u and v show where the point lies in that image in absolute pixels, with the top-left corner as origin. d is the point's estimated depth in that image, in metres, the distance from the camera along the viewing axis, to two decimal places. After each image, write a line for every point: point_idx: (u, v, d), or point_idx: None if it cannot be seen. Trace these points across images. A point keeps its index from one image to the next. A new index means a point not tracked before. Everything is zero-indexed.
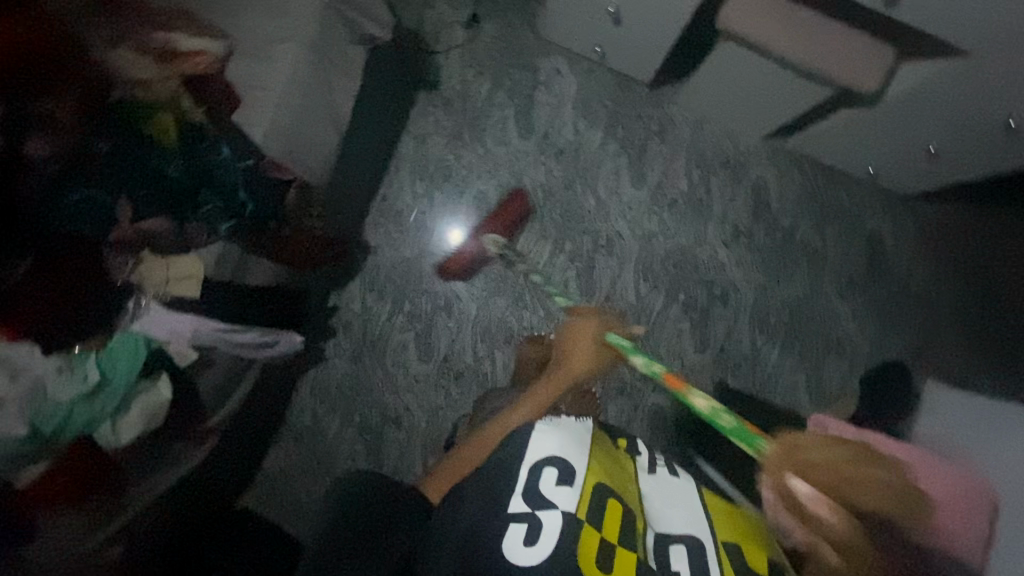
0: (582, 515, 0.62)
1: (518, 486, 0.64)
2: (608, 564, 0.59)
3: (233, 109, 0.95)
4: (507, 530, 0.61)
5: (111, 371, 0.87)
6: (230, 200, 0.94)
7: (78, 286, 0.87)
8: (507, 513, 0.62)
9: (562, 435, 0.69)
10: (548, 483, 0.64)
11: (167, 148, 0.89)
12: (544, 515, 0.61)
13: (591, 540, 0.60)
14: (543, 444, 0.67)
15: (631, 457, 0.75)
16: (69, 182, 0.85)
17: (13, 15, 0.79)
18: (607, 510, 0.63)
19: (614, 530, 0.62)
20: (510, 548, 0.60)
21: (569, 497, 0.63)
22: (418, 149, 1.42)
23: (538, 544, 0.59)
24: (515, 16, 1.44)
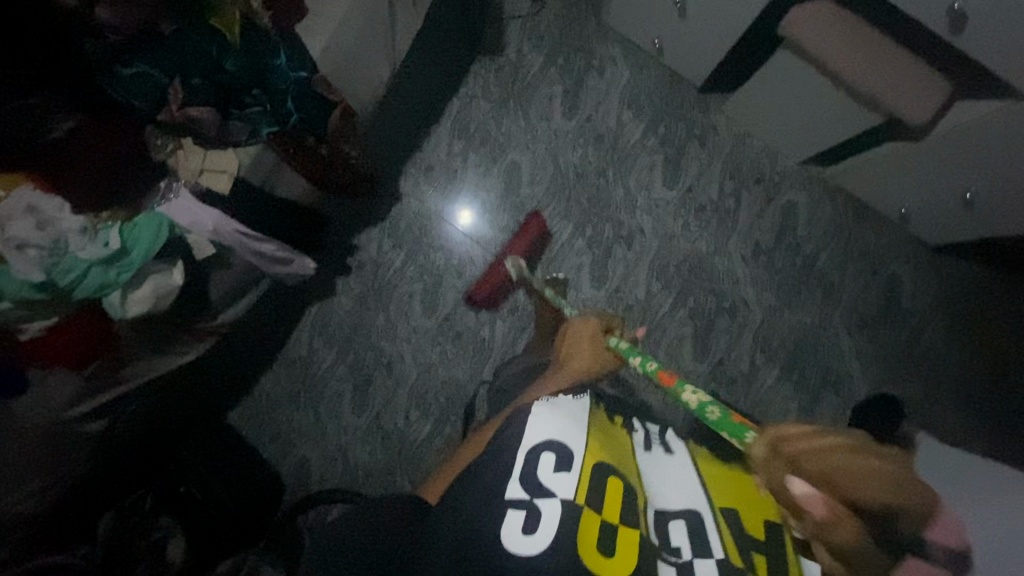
0: (582, 500, 0.66)
1: (517, 471, 0.67)
2: (611, 548, 0.63)
3: (296, 19, 0.97)
4: (505, 517, 0.63)
5: (132, 244, 0.88)
6: (278, 108, 0.96)
7: (118, 154, 0.89)
8: (506, 499, 0.65)
9: (559, 421, 0.73)
10: (547, 470, 0.68)
11: (229, 45, 0.90)
12: (543, 500, 0.65)
13: (591, 522, 0.64)
14: (541, 428, 0.71)
15: (629, 436, 0.83)
16: (129, 52, 0.86)
17: None
18: (608, 489, 0.68)
19: (615, 510, 0.66)
20: (510, 536, 0.62)
21: (570, 482, 0.67)
22: (462, 109, 1.44)
23: (538, 533, 0.62)
24: None
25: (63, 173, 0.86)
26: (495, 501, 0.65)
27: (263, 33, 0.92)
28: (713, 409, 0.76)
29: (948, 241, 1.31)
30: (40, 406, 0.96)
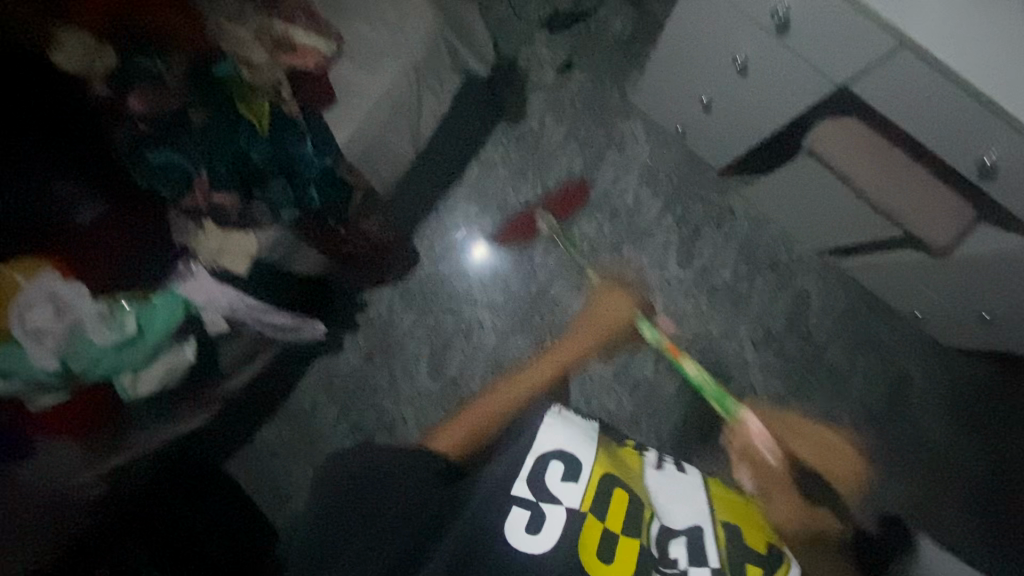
0: (586, 508, 0.60)
1: (524, 472, 0.62)
2: (610, 552, 0.57)
3: (324, 106, 0.97)
4: (508, 517, 0.59)
5: (147, 326, 0.89)
6: (301, 194, 0.97)
7: (141, 235, 0.90)
8: (511, 496, 0.60)
9: (568, 430, 0.66)
10: (554, 477, 0.62)
11: (258, 135, 0.92)
12: (548, 505, 0.60)
13: (593, 530, 0.59)
14: (553, 434, 0.65)
15: (638, 452, 0.72)
16: (157, 137, 0.87)
17: None
18: (612, 501, 0.61)
19: (619, 519, 0.60)
20: (515, 535, 0.58)
21: (575, 491, 0.61)
22: (480, 175, 1.45)
23: (542, 533, 0.58)
24: (607, 71, 1.44)
25: (84, 258, 0.86)
26: (498, 495, 0.60)
27: (292, 123, 0.93)
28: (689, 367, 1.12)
29: (960, 344, 1.31)
30: (38, 477, 0.95)
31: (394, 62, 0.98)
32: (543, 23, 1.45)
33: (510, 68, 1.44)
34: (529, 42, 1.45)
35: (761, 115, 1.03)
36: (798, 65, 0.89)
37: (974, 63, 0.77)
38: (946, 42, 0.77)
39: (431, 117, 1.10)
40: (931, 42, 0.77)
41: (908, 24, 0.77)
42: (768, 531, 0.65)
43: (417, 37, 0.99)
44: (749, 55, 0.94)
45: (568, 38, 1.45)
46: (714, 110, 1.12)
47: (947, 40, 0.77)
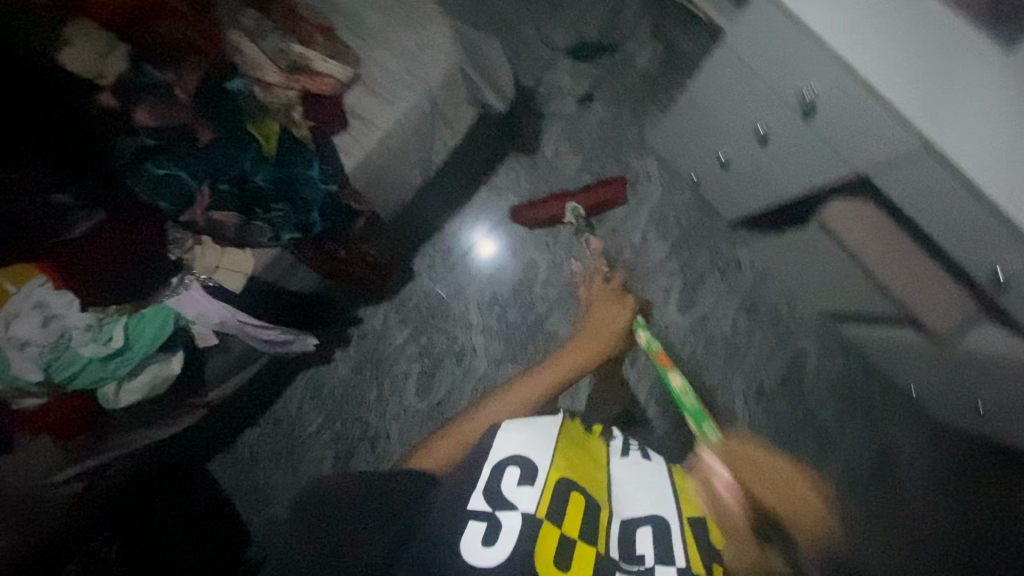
0: (541, 513, 0.63)
1: (480, 484, 0.66)
2: (567, 559, 0.60)
3: (335, 132, 0.96)
4: (468, 530, 0.61)
5: (133, 339, 0.88)
6: (302, 219, 0.94)
7: (136, 250, 0.88)
8: (467, 509, 0.63)
9: (526, 433, 0.72)
10: (510, 483, 0.66)
11: (264, 157, 0.90)
12: (505, 514, 0.62)
13: (550, 535, 0.62)
14: (507, 442, 0.70)
15: (605, 444, 0.80)
16: (160, 152, 0.85)
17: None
18: (568, 506, 0.65)
19: (575, 523, 0.64)
20: (471, 544, 0.60)
21: (531, 496, 0.65)
22: (488, 198, 1.43)
23: (497, 546, 0.60)
24: (628, 106, 1.41)
25: (77, 266, 0.84)
26: (457, 512, 0.63)
27: (301, 149, 0.91)
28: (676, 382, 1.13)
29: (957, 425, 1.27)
30: (17, 470, 0.96)
31: (407, 92, 0.96)
32: (568, 52, 1.42)
33: (530, 95, 1.42)
34: (552, 70, 1.42)
35: (776, 183, 1.01)
36: (815, 147, 0.87)
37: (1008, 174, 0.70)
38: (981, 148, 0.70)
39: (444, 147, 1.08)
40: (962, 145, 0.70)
41: (939, 128, 0.72)
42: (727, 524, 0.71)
43: (435, 67, 0.96)
44: (770, 128, 0.92)
45: (592, 69, 1.42)
46: (730, 167, 1.10)
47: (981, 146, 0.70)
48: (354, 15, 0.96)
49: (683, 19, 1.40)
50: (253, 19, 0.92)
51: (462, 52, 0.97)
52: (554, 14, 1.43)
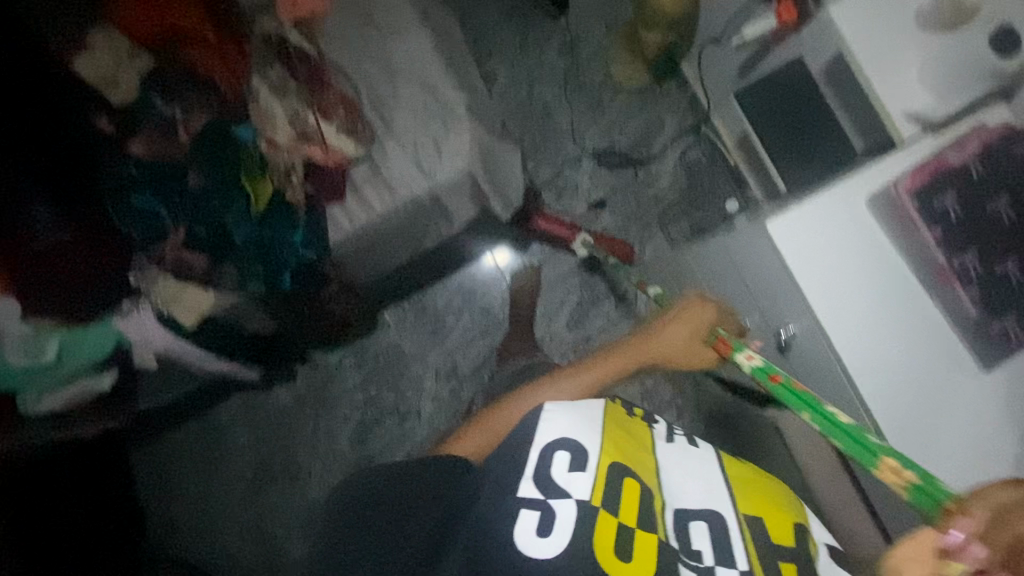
0: (596, 502, 0.52)
1: (529, 470, 0.54)
2: (630, 552, 0.49)
3: (331, 201, 0.94)
4: (516, 524, 0.50)
5: (68, 354, 0.88)
6: (272, 278, 0.94)
7: (94, 273, 0.86)
8: (517, 498, 0.52)
9: (570, 411, 0.58)
10: (561, 468, 0.53)
11: (249, 215, 0.88)
12: (556, 502, 0.51)
13: (607, 525, 0.50)
14: (553, 422, 0.57)
15: (645, 424, 0.63)
16: (145, 184, 0.84)
17: (217, 35, 0.87)
18: (625, 488, 0.53)
19: (633, 511, 0.52)
20: (524, 536, 0.49)
21: (583, 483, 0.53)
22: (477, 271, 1.42)
23: (552, 536, 0.49)
24: (636, 224, 1.40)
25: (24, 270, 0.82)
26: (504, 498, 0.52)
27: (290, 213, 0.90)
28: (811, 420, 0.62)
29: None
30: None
31: (411, 183, 0.94)
32: (594, 154, 1.41)
33: (545, 184, 1.41)
34: (573, 167, 1.41)
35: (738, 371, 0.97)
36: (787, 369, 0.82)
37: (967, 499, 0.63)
38: (950, 465, 0.63)
39: (437, 234, 1.06)
40: (926, 460, 0.63)
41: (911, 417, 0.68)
42: (789, 510, 0.58)
43: (447, 167, 0.93)
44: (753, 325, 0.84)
45: (612, 178, 1.41)
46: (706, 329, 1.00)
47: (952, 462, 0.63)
48: (381, 91, 0.94)
49: (713, 156, 1.39)
50: (278, 73, 0.89)
51: (476, 159, 0.95)
52: (593, 113, 1.41)
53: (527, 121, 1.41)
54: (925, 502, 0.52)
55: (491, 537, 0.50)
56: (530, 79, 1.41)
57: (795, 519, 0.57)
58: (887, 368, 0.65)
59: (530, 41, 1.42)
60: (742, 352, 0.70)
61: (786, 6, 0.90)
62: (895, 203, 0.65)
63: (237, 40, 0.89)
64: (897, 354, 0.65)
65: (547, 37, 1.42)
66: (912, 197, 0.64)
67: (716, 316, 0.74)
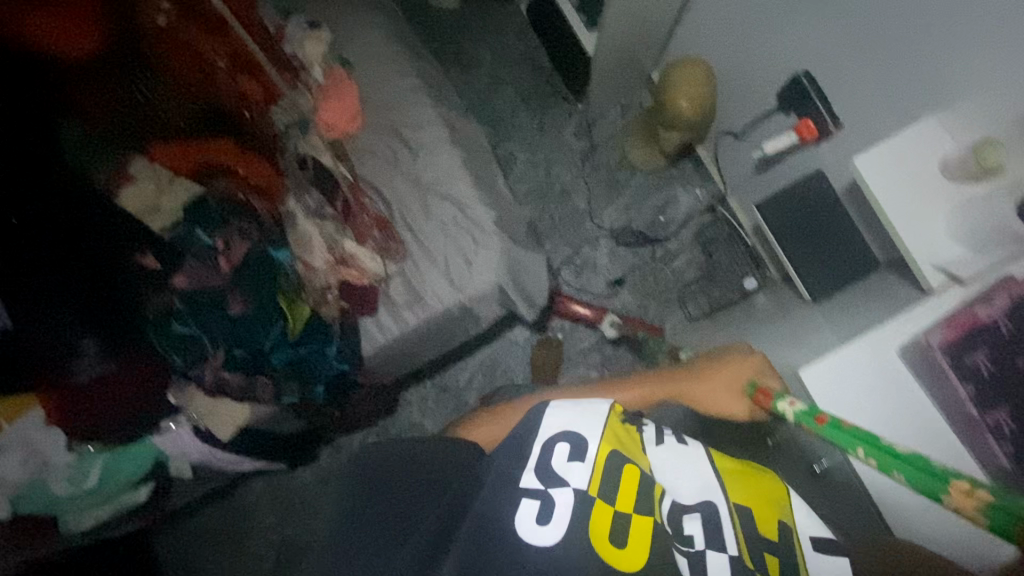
0: (595, 491, 0.53)
1: (531, 462, 0.55)
2: (623, 539, 0.50)
3: (364, 315, 0.96)
4: (519, 508, 0.52)
5: (110, 469, 0.88)
6: (306, 391, 0.94)
7: (132, 399, 0.87)
8: (518, 488, 0.53)
9: (577, 408, 0.58)
10: (561, 458, 0.54)
11: (286, 338, 0.90)
12: (556, 491, 0.52)
13: (603, 515, 0.51)
14: (559, 415, 0.57)
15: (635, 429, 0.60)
16: (186, 311, 0.88)
17: (252, 159, 0.93)
18: (624, 478, 0.54)
19: (629, 498, 0.53)
20: (524, 524, 0.51)
21: (583, 472, 0.53)
22: (498, 350, 1.43)
23: (549, 527, 0.51)
24: (655, 300, 1.42)
25: (71, 404, 0.84)
26: (506, 489, 0.54)
27: (325, 331, 0.92)
28: (867, 456, 0.55)
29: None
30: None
31: (441, 296, 0.95)
32: (612, 233, 1.43)
33: (565, 262, 1.43)
34: (591, 245, 1.43)
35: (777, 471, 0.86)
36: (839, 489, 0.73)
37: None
38: None
39: (464, 335, 1.07)
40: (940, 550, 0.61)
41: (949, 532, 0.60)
42: (785, 501, 0.56)
43: (476, 280, 0.95)
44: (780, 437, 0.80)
45: (629, 256, 1.43)
46: None
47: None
48: (412, 207, 0.97)
49: (729, 235, 1.41)
50: (316, 199, 0.93)
51: (504, 271, 0.97)
52: (610, 192, 1.44)
53: (545, 202, 1.44)
54: (1010, 526, 0.46)
55: (490, 530, 0.51)
56: (547, 161, 1.45)
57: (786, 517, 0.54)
58: None
59: (547, 124, 1.45)
60: (783, 398, 0.63)
61: (806, 124, 0.93)
62: (925, 355, 0.67)
63: (271, 160, 0.94)
64: None
65: (564, 120, 1.45)
66: (945, 352, 0.66)
67: (762, 367, 0.68)
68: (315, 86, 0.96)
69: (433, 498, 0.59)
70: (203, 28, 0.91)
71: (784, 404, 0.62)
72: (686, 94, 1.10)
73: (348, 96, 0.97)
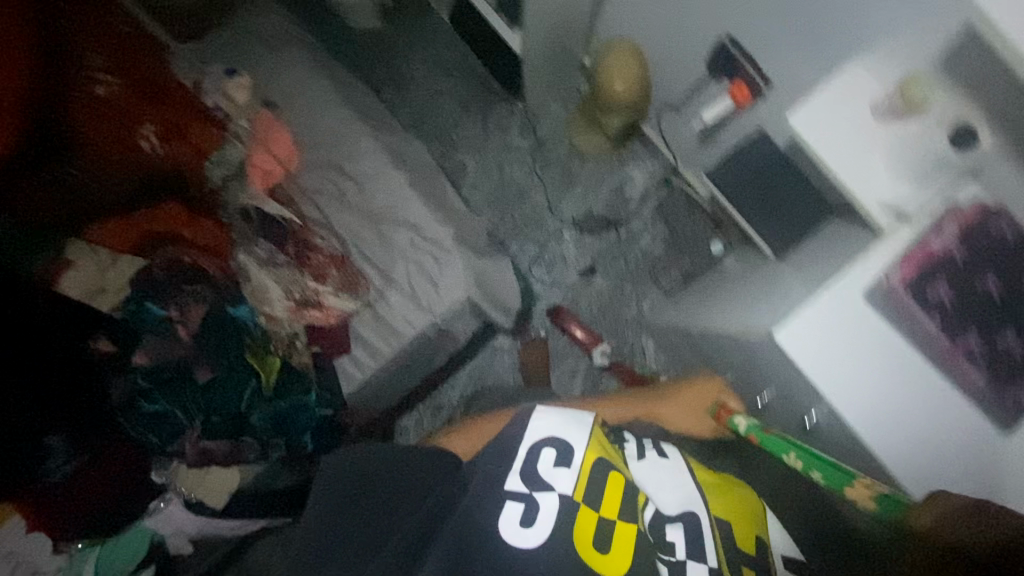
0: (579, 496, 0.57)
1: (518, 464, 0.60)
2: (606, 542, 0.55)
3: (339, 353, 0.94)
4: (503, 509, 0.56)
5: (103, 570, 0.82)
6: (295, 442, 0.90)
7: (113, 490, 0.84)
8: (505, 489, 0.58)
9: (561, 414, 0.63)
10: (547, 464, 0.59)
11: (262, 393, 0.88)
12: (540, 494, 0.57)
13: (587, 521, 0.56)
14: (543, 422, 0.62)
15: (618, 447, 0.66)
16: (153, 389, 0.83)
17: (191, 215, 0.90)
18: (608, 484, 0.59)
19: (612, 505, 0.57)
20: (507, 524, 0.55)
21: (567, 478, 0.58)
22: (485, 359, 1.42)
23: (535, 527, 0.55)
24: (628, 281, 1.43)
25: (53, 508, 0.81)
26: (494, 489, 0.58)
27: (301, 378, 0.90)
28: (797, 458, 0.66)
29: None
30: None
31: (412, 320, 0.94)
32: (574, 223, 1.43)
33: (534, 260, 1.43)
34: (557, 239, 1.43)
35: None
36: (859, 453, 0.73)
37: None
38: None
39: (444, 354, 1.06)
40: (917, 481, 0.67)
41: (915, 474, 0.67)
42: (758, 519, 0.62)
43: (444, 297, 0.94)
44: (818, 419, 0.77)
45: (596, 242, 1.43)
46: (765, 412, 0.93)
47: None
48: (365, 238, 0.95)
49: (689, 205, 1.42)
50: (266, 248, 0.91)
51: (473, 284, 0.96)
52: (565, 183, 1.44)
53: (504, 206, 1.43)
54: (896, 507, 0.58)
55: (472, 529, 0.55)
56: (498, 163, 1.44)
57: (761, 528, 0.61)
58: (918, 458, 0.67)
59: (491, 128, 1.44)
60: (737, 415, 0.73)
61: (738, 87, 0.95)
62: (889, 294, 0.68)
63: (212, 213, 0.92)
64: (929, 444, 0.67)
65: (507, 120, 1.45)
66: (905, 286, 0.67)
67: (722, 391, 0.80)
68: (244, 134, 0.95)
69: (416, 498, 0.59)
70: (142, 97, 0.91)
71: (739, 421, 0.73)
72: (621, 78, 1.10)
73: (280, 140, 0.96)
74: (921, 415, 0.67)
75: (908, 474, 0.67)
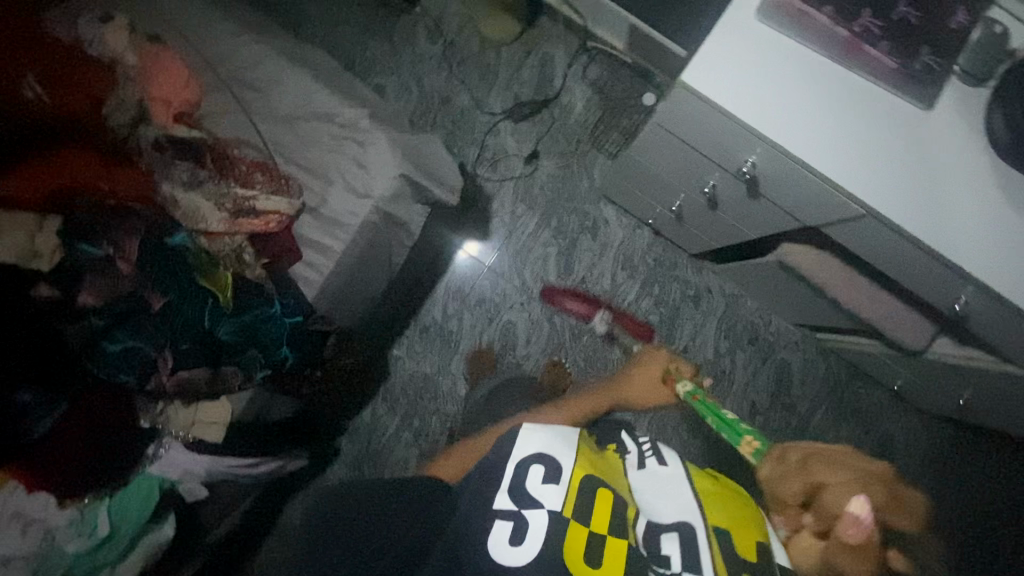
0: (568, 511, 0.59)
1: (504, 482, 0.62)
2: (598, 558, 0.56)
3: (292, 260, 0.93)
4: (491, 529, 0.58)
5: (120, 520, 0.84)
6: (271, 355, 0.90)
7: (100, 436, 0.83)
8: (494, 509, 0.60)
9: (546, 434, 0.67)
10: (535, 481, 0.62)
11: (222, 309, 0.88)
12: (528, 512, 0.59)
13: (578, 534, 0.57)
14: (530, 442, 0.65)
15: (619, 457, 0.72)
16: (113, 327, 0.83)
17: (103, 159, 0.89)
18: (597, 501, 0.61)
19: (602, 522, 0.59)
20: (495, 544, 0.57)
21: (556, 494, 0.60)
22: (458, 268, 1.37)
23: (524, 544, 0.56)
24: (573, 155, 1.41)
25: (45, 465, 0.81)
26: (483, 511, 0.60)
27: (258, 288, 0.90)
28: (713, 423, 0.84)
29: (955, 418, 1.22)
30: None
31: (353, 208, 0.94)
32: (505, 113, 1.42)
33: (476, 158, 1.41)
34: (494, 133, 1.42)
35: (775, 220, 0.88)
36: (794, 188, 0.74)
37: (981, 247, 0.68)
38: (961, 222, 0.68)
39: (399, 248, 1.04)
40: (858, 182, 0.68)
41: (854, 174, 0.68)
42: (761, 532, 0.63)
43: (378, 179, 0.94)
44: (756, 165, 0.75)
45: (532, 127, 1.42)
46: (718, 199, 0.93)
47: (957, 212, 0.68)
48: (287, 142, 0.95)
49: (611, 65, 1.41)
50: (186, 168, 0.91)
51: (403, 160, 0.95)
52: (486, 78, 1.43)
53: (432, 115, 1.42)
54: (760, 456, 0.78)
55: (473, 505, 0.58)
56: (415, 76, 1.42)
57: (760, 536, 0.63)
58: (851, 153, 0.68)
59: (399, 44, 1.43)
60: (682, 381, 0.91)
61: None
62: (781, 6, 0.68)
63: (124, 154, 0.91)
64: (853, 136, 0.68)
65: (413, 32, 1.44)
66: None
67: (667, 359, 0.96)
68: (134, 71, 0.93)
69: (402, 522, 0.62)
70: (22, 55, 0.90)
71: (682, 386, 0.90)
72: None
73: (171, 66, 0.93)
74: (838, 119, 0.68)
75: (837, 167, 0.68)
